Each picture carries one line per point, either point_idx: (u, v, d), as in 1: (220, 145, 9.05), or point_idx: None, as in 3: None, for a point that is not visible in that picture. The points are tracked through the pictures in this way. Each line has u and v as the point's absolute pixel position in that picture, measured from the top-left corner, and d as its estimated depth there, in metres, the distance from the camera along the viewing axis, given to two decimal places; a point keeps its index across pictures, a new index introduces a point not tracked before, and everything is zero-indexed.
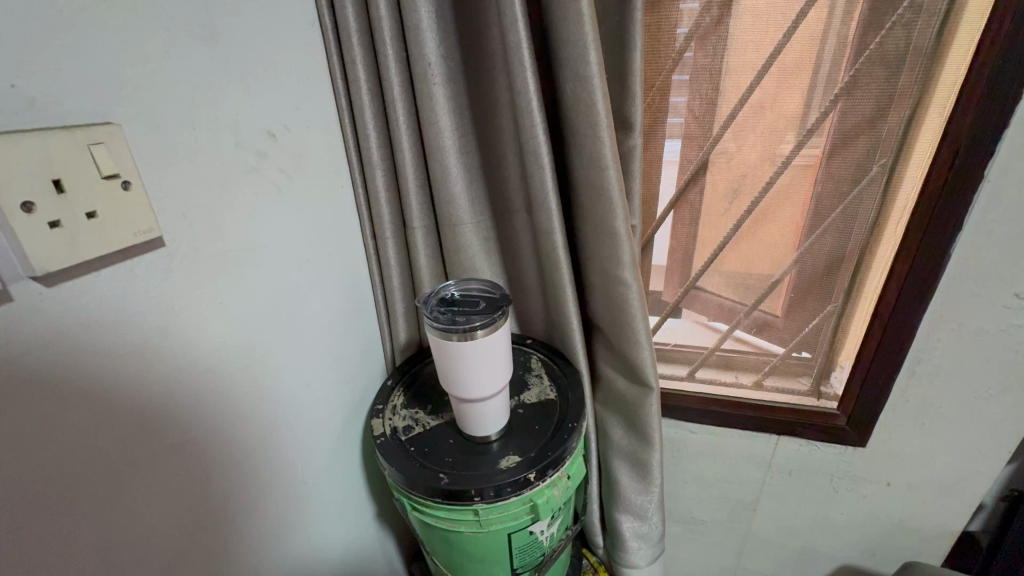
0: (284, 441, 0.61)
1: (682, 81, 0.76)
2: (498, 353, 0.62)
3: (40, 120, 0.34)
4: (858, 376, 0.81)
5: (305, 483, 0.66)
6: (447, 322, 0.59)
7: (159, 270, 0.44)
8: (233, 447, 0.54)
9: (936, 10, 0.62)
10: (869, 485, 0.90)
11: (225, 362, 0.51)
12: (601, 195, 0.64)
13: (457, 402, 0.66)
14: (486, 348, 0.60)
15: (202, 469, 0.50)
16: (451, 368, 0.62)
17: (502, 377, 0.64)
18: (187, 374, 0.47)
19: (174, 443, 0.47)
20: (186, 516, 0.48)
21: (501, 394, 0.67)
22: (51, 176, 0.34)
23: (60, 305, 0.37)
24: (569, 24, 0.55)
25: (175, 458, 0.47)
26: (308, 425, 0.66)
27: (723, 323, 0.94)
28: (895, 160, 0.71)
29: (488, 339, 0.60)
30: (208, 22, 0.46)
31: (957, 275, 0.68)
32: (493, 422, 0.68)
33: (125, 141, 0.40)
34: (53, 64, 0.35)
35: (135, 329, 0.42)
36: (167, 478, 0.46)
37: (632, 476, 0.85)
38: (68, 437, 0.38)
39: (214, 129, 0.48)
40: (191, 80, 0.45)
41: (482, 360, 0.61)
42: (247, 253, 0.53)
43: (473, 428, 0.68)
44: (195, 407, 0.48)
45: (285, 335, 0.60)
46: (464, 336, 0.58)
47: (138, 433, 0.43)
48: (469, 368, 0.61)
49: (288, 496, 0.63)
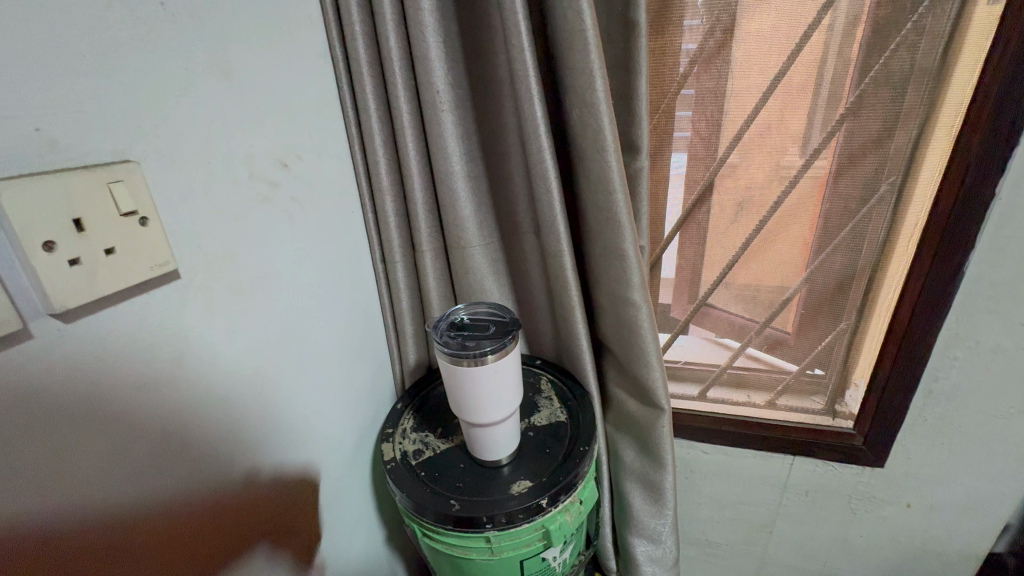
0: (293, 460, 0.60)
1: (687, 96, 0.76)
2: (508, 377, 0.62)
3: (64, 160, 0.35)
4: (874, 394, 0.79)
5: (314, 508, 0.65)
6: (460, 347, 0.59)
7: (174, 303, 0.44)
8: (245, 461, 0.53)
9: (939, 31, 0.63)
10: (888, 506, 0.88)
11: (239, 387, 0.52)
12: (608, 217, 0.64)
13: (469, 428, 0.66)
14: (497, 371, 0.60)
15: (217, 494, 0.50)
16: (464, 393, 0.61)
17: (514, 399, 0.64)
18: (208, 383, 0.48)
19: (185, 464, 0.46)
20: (204, 539, 0.48)
21: (511, 418, 0.66)
22: (72, 215, 0.35)
23: (76, 342, 0.37)
24: (576, 52, 0.56)
25: (185, 477, 0.46)
26: (318, 445, 0.65)
27: (734, 340, 0.93)
28: (904, 179, 0.71)
29: (500, 362, 0.60)
30: (223, 58, 0.48)
31: (972, 291, 0.68)
32: (507, 447, 0.68)
33: (143, 178, 0.40)
34: (75, 105, 0.36)
35: (153, 361, 0.42)
36: (178, 500, 0.46)
37: (643, 499, 0.83)
38: (88, 466, 0.38)
39: (229, 161, 0.49)
40: (208, 115, 0.46)
41: (494, 383, 0.61)
42: (258, 282, 0.53)
43: (485, 454, 0.68)
44: (205, 427, 0.48)
45: (297, 356, 0.60)
46: (476, 359, 0.58)
47: (149, 455, 0.42)
48: (481, 391, 0.61)
49: (296, 520, 0.62)
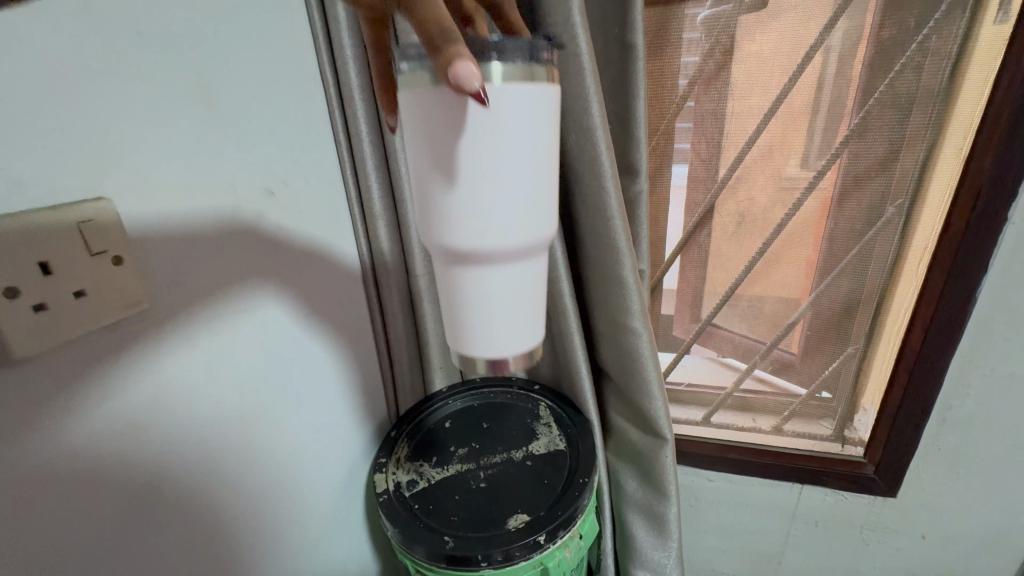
0: (272, 468, 0.56)
1: (689, 109, 0.73)
2: (542, 125, 0.32)
3: (31, 201, 0.34)
4: (884, 421, 0.76)
5: (301, 522, 0.62)
6: (479, 64, 0.30)
7: (151, 342, 0.42)
8: (239, 440, 0.52)
9: (946, 52, 0.61)
10: (903, 537, 0.85)
11: (241, 383, 0.52)
12: (607, 243, 0.62)
13: (450, 288, 0.37)
14: (517, 111, 0.31)
15: (207, 475, 0.48)
16: (452, 191, 0.32)
17: (551, 191, 0.35)
18: (223, 361, 0.49)
19: (144, 483, 0.43)
20: (188, 517, 0.47)
21: (514, 223, 0.33)
22: (38, 259, 0.33)
23: (30, 382, 0.34)
24: (572, 77, 0.55)
25: (172, 448, 0.45)
26: (300, 445, 0.61)
27: (740, 362, 0.90)
28: (912, 201, 0.69)
29: (525, 93, 0.31)
30: (205, 87, 0.45)
31: (985, 316, 0.65)
32: (524, 326, 0.38)
33: (117, 215, 0.38)
34: (59, 144, 0.35)
35: (124, 399, 0.41)
36: (144, 522, 0.43)
37: (646, 531, 0.80)
38: (84, 416, 0.38)
39: (211, 192, 0.47)
40: (189, 146, 0.44)
41: (518, 109, 0.31)
42: (204, 278, 0.47)
43: (487, 349, 0.38)
44: (167, 440, 0.44)
45: (268, 354, 0.55)
46: (499, 56, 0.30)
47: (105, 475, 0.40)
48: (488, 170, 0.31)
49: (280, 531, 0.59)
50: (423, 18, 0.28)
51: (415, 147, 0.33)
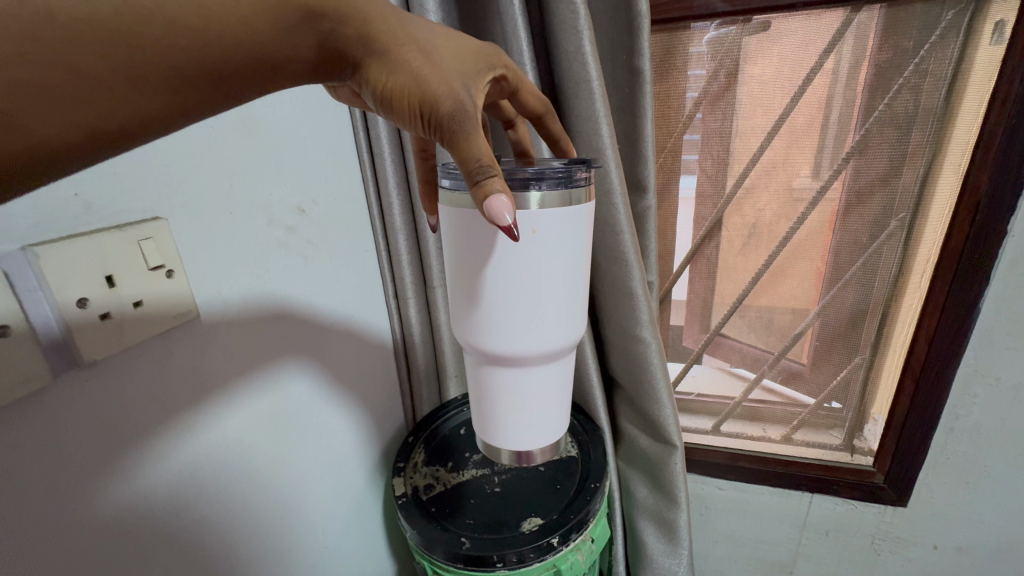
0: (293, 470, 0.59)
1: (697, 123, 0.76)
2: (575, 240, 0.38)
3: (99, 221, 0.37)
4: (892, 430, 0.77)
5: (321, 525, 0.65)
6: (521, 192, 0.36)
7: (196, 347, 0.46)
8: (263, 444, 0.55)
9: (941, 73, 0.64)
10: (914, 548, 0.85)
11: (269, 389, 0.55)
12: (617, 256, 0.65)
13: (492, 380, 0.44)
14: (554, 232, 0.37)
15: (237, 475, 0.52)
16: (494, 306, 0.39)
17: (580, 293, 0.41)
18: (254, 367, 0.53)
19: (175, 485, 0.45)
20: (218, 516, 0.50)
21: (546, 342, 0.40)
22: (104, 272, 0.37)
23: (92, 383, 0.38)
24: (583, 101, 0.58)
25: (209, 448, 0.48)
26: (320, 446, 0.64)
27: (748, 371, 0.92)
28: (913, 215, 0.71)
29: (560, 216, 0.36)
30: (244, 114, 0.49)
31: (989, 327, 0.67)
32: (550, 406, 0.46)
33: (170, 233, 0.42)
34: (123, 170, 0.39)
35: (168, 403, 0.44)
36: (175, 523, 0.45)
37: (657, 537, 0.81)
38: (137, 418, 0.41)
39: (250, 210, 0.51)
40: (231, 168, 0.48)
41: (550, 238, 0.37)
42: (238, 288, 0.50)
43: (520, 436, 0.46)
44: (203, 440, 0.48)
45: (295, 361, 0.59)
46: (536, 184, 0.36)
47: (138, 479, 0.42)
48: (523, 292, 0.38)
49: (302, 532, 0.62)
50: (463, 154, 0.30)
51: (461, 263, 0.40)
